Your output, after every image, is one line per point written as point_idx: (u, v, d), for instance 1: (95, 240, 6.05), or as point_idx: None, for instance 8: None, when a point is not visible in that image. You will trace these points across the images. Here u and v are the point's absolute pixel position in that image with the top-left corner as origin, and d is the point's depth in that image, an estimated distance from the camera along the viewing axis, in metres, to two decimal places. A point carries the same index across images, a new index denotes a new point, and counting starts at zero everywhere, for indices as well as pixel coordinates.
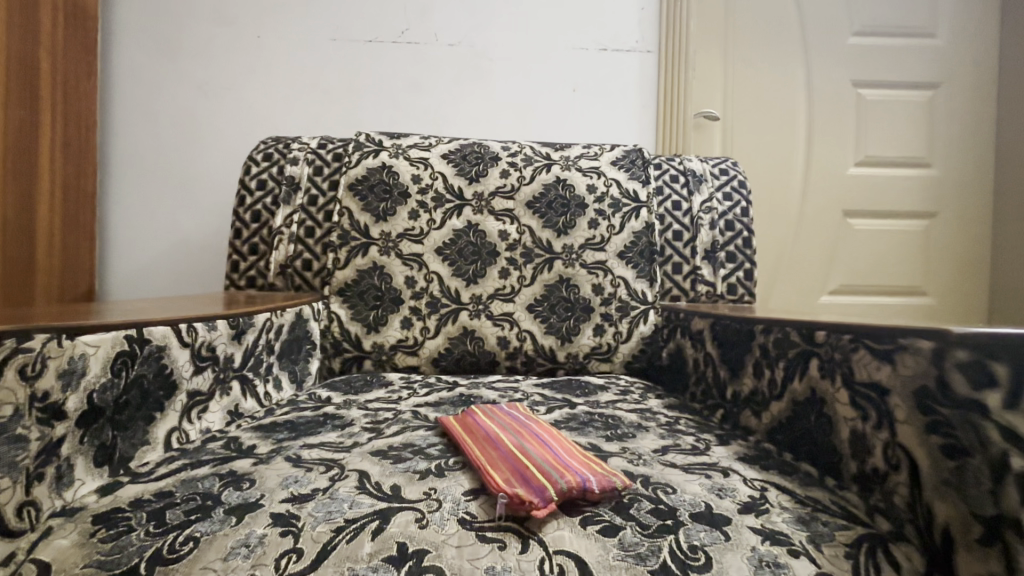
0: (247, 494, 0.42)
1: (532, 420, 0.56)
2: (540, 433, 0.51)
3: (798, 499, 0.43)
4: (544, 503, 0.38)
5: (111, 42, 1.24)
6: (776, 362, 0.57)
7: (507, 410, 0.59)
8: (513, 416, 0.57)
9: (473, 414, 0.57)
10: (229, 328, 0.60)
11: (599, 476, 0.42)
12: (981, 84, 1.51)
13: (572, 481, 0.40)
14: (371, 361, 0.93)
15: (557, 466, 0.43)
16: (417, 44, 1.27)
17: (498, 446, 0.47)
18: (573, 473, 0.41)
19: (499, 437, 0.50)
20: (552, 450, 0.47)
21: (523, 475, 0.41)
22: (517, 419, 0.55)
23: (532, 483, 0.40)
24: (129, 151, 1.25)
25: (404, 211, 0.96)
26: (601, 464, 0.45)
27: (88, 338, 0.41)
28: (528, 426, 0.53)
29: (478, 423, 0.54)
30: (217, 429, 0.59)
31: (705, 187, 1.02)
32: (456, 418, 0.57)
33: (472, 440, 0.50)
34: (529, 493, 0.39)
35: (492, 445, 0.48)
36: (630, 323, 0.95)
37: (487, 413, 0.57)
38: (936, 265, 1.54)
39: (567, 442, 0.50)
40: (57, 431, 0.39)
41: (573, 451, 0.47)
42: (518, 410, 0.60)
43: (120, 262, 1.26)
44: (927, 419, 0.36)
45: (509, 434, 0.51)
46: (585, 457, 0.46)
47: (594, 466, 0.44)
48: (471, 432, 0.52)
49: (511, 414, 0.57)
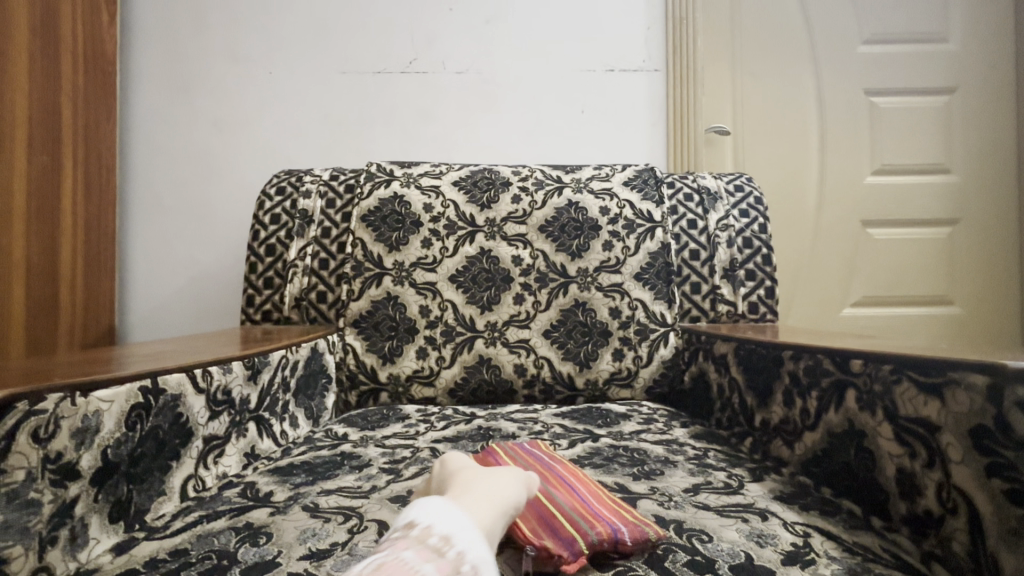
0: (264, 552, 0.41)
1: (554, 458, 0.54)
2: (562, 472, 0.50)
3: (845, 547, 0.40)
4: (575, 557, 0.37)
5: (130, 86, 1.28)
6: (808, 392, 0.54)
7: (527, 444, 0.57)
8: (532, 451, 0.55)
9: (490, 450, 0.56)
10: (245, 369, 0.59)
11: (629, 523, 0.40)
12: (1000, 86, 1.48)
13: (603, 532, 0.38)
14: (387, 393, 0.91)
15: (584, 512, 0.41)
16: (424, 73, 1.28)
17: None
18: (602, 522, 0.39)
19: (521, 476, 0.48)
20: (577, 493, 0.45)
21: (549, 521, 0.40)
22: (538, 456, 0.53)
23: (560, 534, 0.38)
24: (147, 189, 1.27)
25: (417, 240, 0.96)
26: (628, 508, 0.43)
27: (101, 393, 0.40)
28: (550, 463, 0.52)
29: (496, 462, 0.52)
30: (233, 474, 0.58)
31: (720, 204, 1.00)
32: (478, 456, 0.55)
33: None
34: (557, 546, 0.37)
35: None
36: (650, 346, 0.93)
37: (505, 449, 0.55)
38: (962, 273, 1.48)
39: (592, 484, 0.48)
40: (71, 492, 0.38)
41: (599, 493, 0.46)
42: (537, 443, 0.58)
43: (139, 302, 1.27)
44: (987, 460, 0.34)
45: (529, 472, 0.49)
46: (613, 501, 0.44)
47: (624, 512, 0.42)
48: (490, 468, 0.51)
49: (530, 449, 0.56)
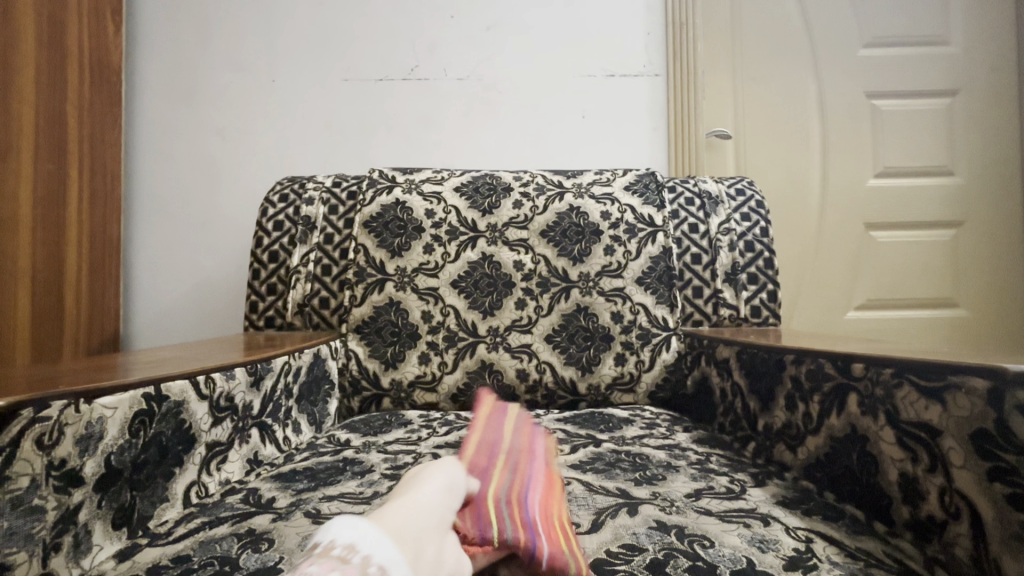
0: (266, 558, 0.41)
1: (551, 466, 0.56)
2: (542, 477, 0.52)
3: (847, 552, 0.40)
4: (483, 542, 0.39)
5: (135, 95, 1.29)
6: (810, 396, 0.54)
7: (536, 443, 0.61)
8: (534, 450, 0.58)
9: (500, 434, 0.61)
10: (247, 375, 0.59)
11: (556, 546, 0.39)
12: (1002, 88, 1.47)
13: (517, 537, 0.39)
14: (390, 398, 0.92)
15: (518, 516, 0.42)
16: (426, 81, 1.29)
17: (489, 475, 0.50)
18: (525, 530, 0.40)
19: (496, 467, 0.52)
20: (533, 500, 0.46)
21: (480, 511, 0.43)
22: (534, 455, 0.57)
23: (483, 521, 0.41)
24: (152, 197, 1.28)
25: (419, 245, 0.96)
26: (573, 536, 0.42)
27: (105, 401, 0.41)
28: (537, 466, 0.54)
29: (492, 446, 0.57)
30: (236, 480, 0.58)
31: (721, 208, 1.00)
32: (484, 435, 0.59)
33: (475, 454, 0.54)
34: (471, 529, 0.40)
35: (485, 470, 0.51)
36: (652, 351, 0.93)
37: (514, 438, 0.60)
38: (967, 276, 1.48)
39: (560, 501, 0.48)
40: (75, 498, 0.38)
41: (557, 511, 0.46)
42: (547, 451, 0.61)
43: (144, 308, 1.28)
44: (988, 465, 0.34)
45: (510, 466, 0.52)
46: (566, 525, 0.44)
47: (562, 535, 0.41)
48: (483, 446, 0.56)
49: (534, 447, 0.59)
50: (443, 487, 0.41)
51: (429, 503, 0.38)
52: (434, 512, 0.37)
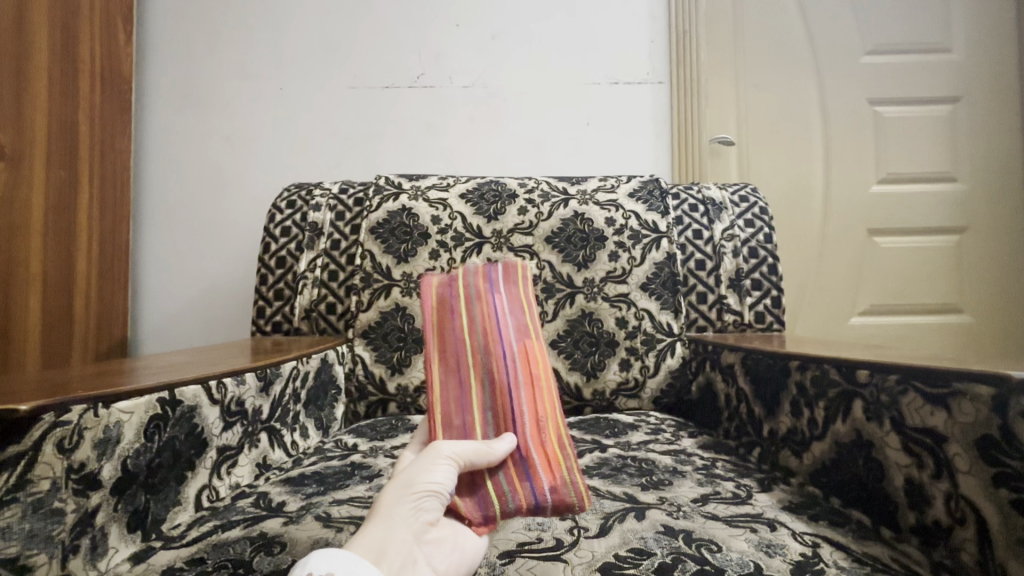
0: (278, 561, 0.42)
1: (525, 330, 0.49)
2: (523, 369, 0.47)
3: (854, 557, 0.41)
4: (486, 521, 0.41)
5: (144, 102, 1.31)
6: (815, 402, 0.54)
7: (496, 297, 0.49)
8: (499, 320, 0.48)
9: (449, 297, 0.49)
10: (257, 380, 0.60)
11: (555, 490, 0.42)
12: (1004, 94, 1.48)
13: (520, 506, 0.41)
14: (396, 403, 0.92)
15: (512, 464, 0.43)
16: (431, 88, 1.30)
17: (465, 409, 0.45)
18: (524, 487, 0.42)
19: (471, 387, 0.46)
20: (523, 423, 0.44)
21: (473, 474, 0.42)
22: (501, 331, 0.48)
23: (479, 494, 0.41)
24: (159, 203, 1.30)
25: (425, 251, 0.97)
26: (569, 445, 0.45)
27: (122, 405, 0.41)
28: (511, 350, 0.47)
29: (451, 328, 0.47)
30: (246, 484, 0.59)
31: (725, 215, 1.01)
32: (436, 302, 0.49)
33: (438, 365, 0.47)
34: (471, 509, 0.41)
35: (457, 400, 0.45)
36: (657, 357, 0.93)
37: (469, 307, 0.49)
38: (970, 282, 1.48)
39: (546, 393, 0.47)
40: (93, 501, 0.39)
41: (548, 415, 0.46)
42: (513, 292, 0.51)
43: (151, 313, 1.29)
44: (994, 471, 0.35)
45: (482, 376, 0.46)
46: (558, 430, 0.45)
47: (558, 461, 0.43)
48: (439, 342, 0.47)
49: (496, 310, 0.49)
50: (451, 475, 0.39)
51: (428, 504, 0.37)
52: (430, 514, 0.37)
